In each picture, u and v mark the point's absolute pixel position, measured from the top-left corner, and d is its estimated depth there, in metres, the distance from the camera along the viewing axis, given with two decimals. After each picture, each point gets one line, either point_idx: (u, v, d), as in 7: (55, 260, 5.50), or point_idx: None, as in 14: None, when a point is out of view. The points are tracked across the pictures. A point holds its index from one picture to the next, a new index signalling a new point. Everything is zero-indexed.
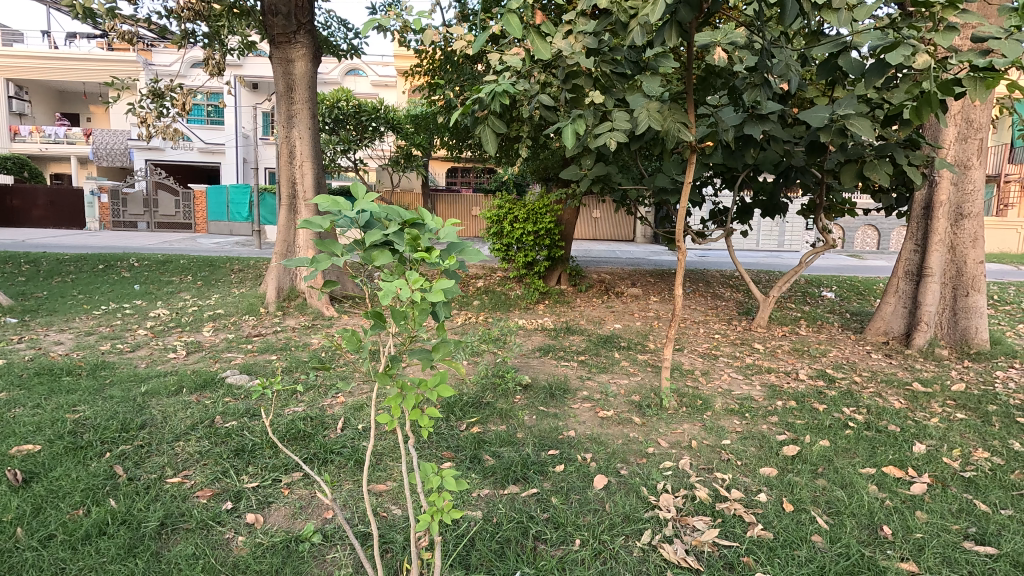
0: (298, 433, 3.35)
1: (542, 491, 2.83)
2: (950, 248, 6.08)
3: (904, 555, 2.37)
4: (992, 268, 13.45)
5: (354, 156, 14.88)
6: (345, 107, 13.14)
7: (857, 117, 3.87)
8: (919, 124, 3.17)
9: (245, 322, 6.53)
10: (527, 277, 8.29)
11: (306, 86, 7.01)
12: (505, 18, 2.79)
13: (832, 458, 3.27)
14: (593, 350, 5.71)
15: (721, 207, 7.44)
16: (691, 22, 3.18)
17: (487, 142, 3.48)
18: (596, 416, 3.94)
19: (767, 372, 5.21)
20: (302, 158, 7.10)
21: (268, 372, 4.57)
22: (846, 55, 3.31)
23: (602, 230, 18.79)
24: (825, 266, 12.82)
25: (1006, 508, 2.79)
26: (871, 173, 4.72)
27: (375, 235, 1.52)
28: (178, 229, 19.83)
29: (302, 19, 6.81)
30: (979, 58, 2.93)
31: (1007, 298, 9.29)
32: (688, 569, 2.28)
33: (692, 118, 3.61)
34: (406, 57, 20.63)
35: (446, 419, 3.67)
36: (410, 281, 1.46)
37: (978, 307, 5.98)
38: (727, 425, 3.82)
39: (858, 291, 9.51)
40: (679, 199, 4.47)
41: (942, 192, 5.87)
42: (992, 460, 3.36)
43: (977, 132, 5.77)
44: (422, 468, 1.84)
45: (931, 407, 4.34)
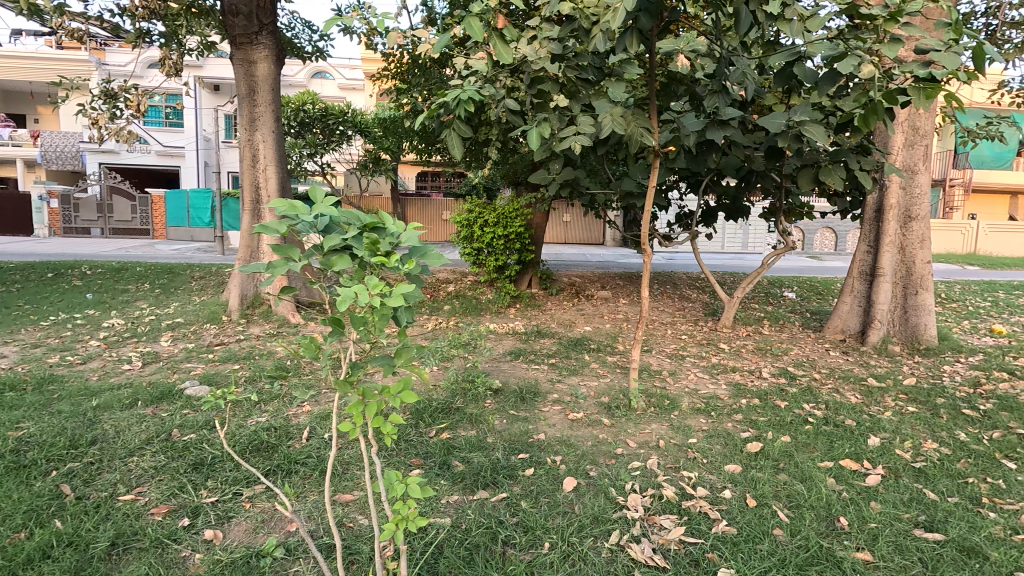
0: (261, 444, 3.25)
1: (511, 496, 2.82)
2: (900, 248, 6.37)
3: (859, 545, 2.46)
4: (938, 267, 14.23)
5: (321, 160, 14.60)
6: (311, 110, 12.83)
7: (811, 123, 4.03)
8: (868, 131, 3.33)
9: (207, 331, 6.30)
10: (498, 281, 8.31)
11: (269, 89, 6.87)
12: (467, 22, 2.79)
13: (794, 453, 3.37)
14: (564, 353, 5.76)
15: (687, 211, 7.61)
16: (652, 30, 3.25)
17: (453, 146, 3.47)
18: (566, 418, 3.96)
19: (731, 371, 5.34)
20: (266, 161, 6.95)
21: (229, 382, 4.41)
22: (801, 64, 3.44)
23: (572, 233, 18.97)
24: (785, 267, 13.30)
25: (953, 495, 2.92)
26: (826, 177, 4.92)
27: (332, 239, 1.50)
28: (135, 235, 19.06)
29: (264, 19, 6.65)
30: (922, 69, 3.11)
31: (952, 295, 9.83)
32: (656, 568, 2.31)
33: (654, 124, 3.68)
34: (373, 60, 20.45)
35: (415, 426, 3.64)
36: (368, 286, 1.43)
37: (927, 305, 6.28)
38: (694, 424, 3.90)
39: (816, 291, 9.87)
40: (643, 203, 4.56)
41: (892, 195, 6.15)
42: (941, 450, 3.52)
43: (923, 139, 6.08)
44: (386, 475, 1.81)
45: (884, 401, 4.54)
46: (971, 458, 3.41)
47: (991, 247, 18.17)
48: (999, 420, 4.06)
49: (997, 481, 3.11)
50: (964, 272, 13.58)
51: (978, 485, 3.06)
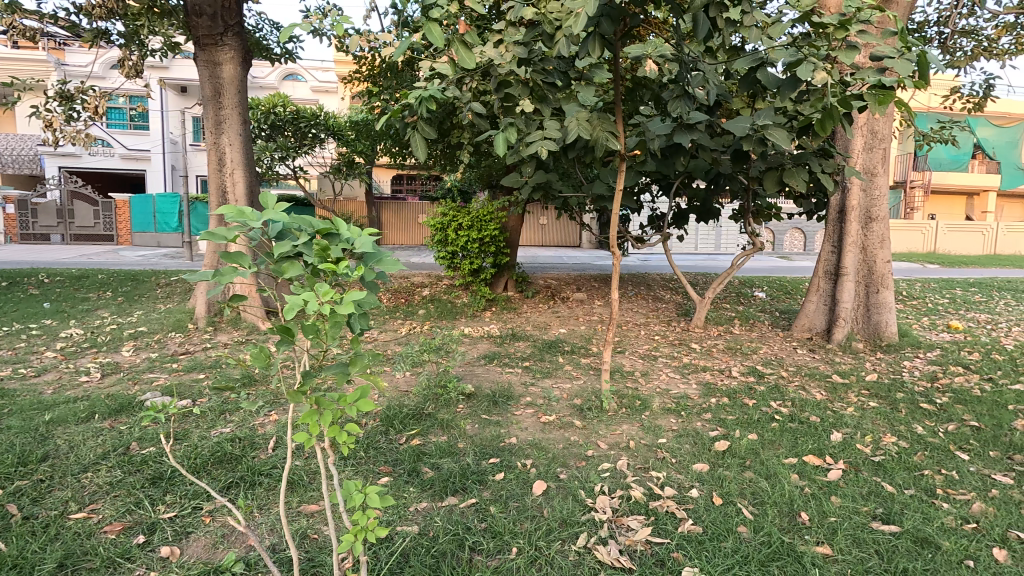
0: (224, 456, 3.17)
1: (480, 501, 2.81)
2: (862, 248, 6.58)
3: (819, 539, 2.51)
4: (900, 266, 14.75)
5: (293, 164, 14.34)
6: (282, 113, 12.56)
7: (774, 127, 4.11)
8: (824, 135, 3.44)
9: (171, 340, 6.12)
10: (473, 284, 8.29)
11: (235, 91, 6.73)
12: (428, 27, 2.78)
13: (759, 451, 3.43)
14: (538, 356, 5.76)
15: (658, 213, 7.71)
16: (616, 35, 3.30)
17: (418, 148, 3.44)
18: (538, 421, 3.97)
19: (702, 370, 5.43)
20: (233, 165, 6.79)
21: (194, 393, 4.28)
22: (763, 70, 3.51)
23: (548, 236, 19.06)
24: (755, 268, 13.60)
25: (910, 488, 3.02)
26: (790, 179, 5.04)
27: (283, 246, 1.47)
28: (97, 241, 18.40)
29: (229, 20, 6.51)
30: (876, 76, 3.22)
31: (913, 293, 10.19)
32: (621, 569, 2.31)
33: (620, 129, 3.71)
34: (346, 63, 20.26)
35: (385, 433, 3.59)
36: (319, 293, 1.41)
37: (888, 303, 6.50)
38: (664, 424, 3.94)
39: (785, 290, 10.11)
40: (611, 207, 4.61)
41: (853, 197, 6.34)
42: (899, 444, 3.64)
43: (881, 142, 6.30)
44: (345, 485, 1.79)
45: (847, 397, 4.66)
46: (927, 451, 3.53)
47: (950, 247, 18.91)
48: (954, 412, 4.22)
49: (951, 473, 3.22)
50: (925, 270, 14.07)
51: (932, 476, 3.16)
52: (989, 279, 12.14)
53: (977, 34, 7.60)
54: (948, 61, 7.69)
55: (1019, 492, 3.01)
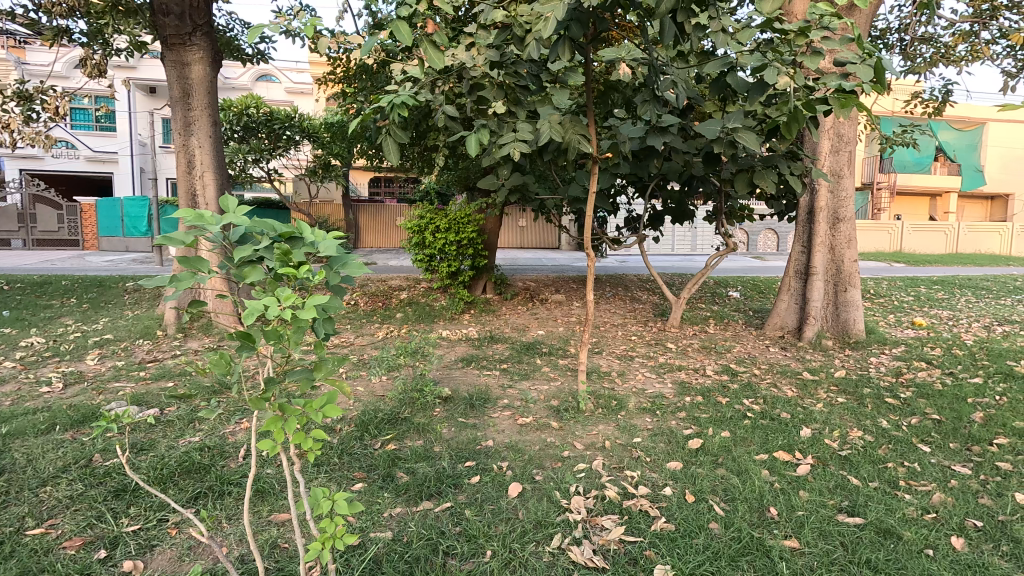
0: (193, 465, 3.09)
1: (455, 505, 2.80)
2: (830, 248, 6.75)
3: (787, 533, 2.57)
4: (867, 265, 15.23)
5: (267, 166, 14.08)
6: (255, 114, 12.34)
7: (744, 130, 4.19)
8: (790, 138, 3.53)
9: (139, 348, 5.94)
10: (451, 287, 8.24)
11: (205, 92, 6.59)
12: (395, 26, 2.78)
13: (731, 448, 3.49)
14: (516, 358, 5.77)
15: (634, 215, 7.79)
16: (586, 38, 3.33)
17: (390, 151, 3.43)
18: (515, 423, 3.97)
19: (677, 370, 5.51)
20: (203, 168, 6.65)
21: (161, 401, 4.16)
22: (733, 75, 3.57)
23: (528, 238, 19.13)
24: (730, 268, 13.85)
25: (874, 480, 3.11)
26: (759, 181, 5.15)
27: (244, 251, 1.45)
28: (62, 246, 17.78)
29: (198, 20, 6.36)
30: (839, 80, 3.32)
31: (879, 291, 10.50)
32: (594, 569, 2.32)
33: (592, 132, 3.74)
34: (321, 64, 20.04)
35: (359, 438, 3.55)
36: (280, 298, 1.39)
37: (855, 301, 6.69)
38: (640, 423, 3.99)
39: (758, 290, 10.33)
40: (585, 209, 4.65)
41: (821, 198, 6.51)
42: (864, 438, 3.75)
43: (847, 145, 6.50)
44: (312, 493, 1.76)
45: (817, 393, 4.78)
46: (891, 444, 3.65)
47: (915, 246, 19.55)
48: (917, 406, 4.36)
49: (913, 465, 3.33)
50: (891, 269, 14.50)
51: (896, 469, 3.27)
52: (951, 277, 12.59)
53: (936, 41, 7.89)
54: (910, 67, 7.97)
55: (976, 481, 3.13)
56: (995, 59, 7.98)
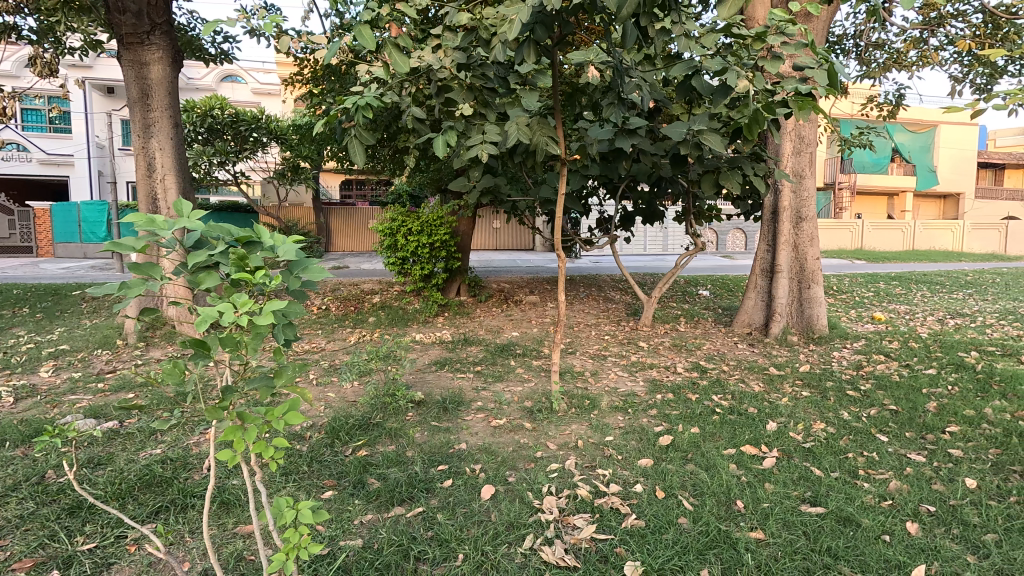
0: (154, 479, 2.98)
1: (428, 509, 2.78)
2: (794, 246, 6.95)
3: (753, 524, 2.63)
4: (829, 262, 15.78)
5: (234, 169, 13.71)
6: (220, 116, 12.00)
7: (709, 132, 4.27)
8: (752, 140, 3.60)
9: (97, 358, 5.70)
10: (425, 290, 8.16)
11: (165, 93, 6.37)
12: (357, 30, 2.75)
13: (701, 443, 3.57)
14: (490, 360, 5.76)
15: (606, 216, 7.87)
16: (551, 42, 3.36)
17: (356, 153, 3.40)
18: (489, 425, 3.96)
19: (649, 368, 5.59)
20: (164, 171, 6.43)
21: (121, 414, 4.00)
22: (697, 78, 3.63)
23: (502, 239, 19.16)
24: (701, 267, 14.15)
25: (835, 470, 3.22)
26: (725, 182, 5.27)
27: (198, 257, 1.42)
28: (13, 254, 16.96)
29: (156, 19, 6.16)
30: (799, 84, 3.42)
31: (841, 287, 10.88)
32: (566, 568, 2.34)
33: (560, 134, 3.77)
34: (287, 64, 19.65)
35: (330, 446, 3.49)
36: (235, 304, 1.35)
37: (818, 297, 6.91)
38: (612, 422, 4.03)
39: (727, 288, 10.58)
40: (556, 210, 4.67)
41: (784, 198, 6.71)
42: (827, 430, 3.87)
43: (808, 147, 6.71)
44: (276, 503, 1.73)
45: (783, 388, 4.93)
46: (851, 435, 3.78)
47: (874, 244, 20.33)
48: (876, 398, 4.53)
49: (872, 454, 3.45)
50: (852, 266, 15.03)
51: (856, 459, 3.39)
52: (909, 273, 13.13)
53: (888, 47, 8.23)
54: (865, 72, 8.30)
55: (929, 468, 3.26)
56: (943, 65, 8.38)
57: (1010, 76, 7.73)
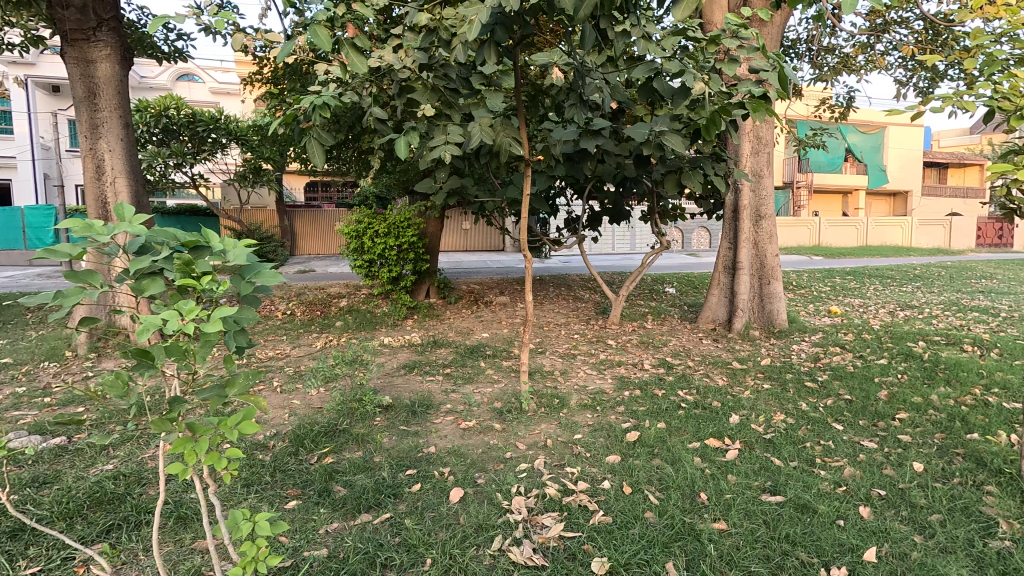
0: (105, 496, 2.85)
1: (395, 515, 2.74)
2: (754, 244, 7.16)
3: (716, 516, 2.70)
4: (789, 259, 16.37)
5: (191, 171, 13.23)
6: (175, 116, 11.55)
7: (670, 133, 4.34)
8: (711, 140, 3.70)
9: (43, 371, 5.40)
10: (393, 292, 8.05)
11: (115, 91, 6.10)
12: (312, 29, 2.70)
13: (666, 438, 3.64)
14: (460, 362, 5.73)
15: (574, 215, 7.94)
16: (513, 43, 3.37)
17: (315, 155, 3.35)
18: (458, 427, 3.93)
19: (617, 365, 5.67)
20: (114, 173, 6.14)
21: (69, 429, 3.80)
22: (658, 80, 3.68)
23: (472, 240, 19.11)
24: (668, 265, 14.45)
25: (794, 460, 3.33)
26: (687, 182, 5.39)
27: (141, 263, 1.37)
28: None
29: (103, 14, 5.90)
30: (755, 87, 3.51)
31: (800, 283, 11.29)
32: (535, 567, 2.34)
33: (523, 135, 3.78)
34: (247, 62, 19.11)
35: (294, 454, 3.41)
36: (181, 312, 1.30)
37: (777, 293, 7.13)
38: (580, 419, 4.07)
39: (692, 285, 10.82)
40: (521, 211, 4.68)
41: (744, 197, 6.91)
42: (786, 421, 4.01)
43: (765, 147, 6.92)
44: (231, 516, 1.68)
45: (745, 381, 5.09)
46: (809, 424, 3.92)
47: (831, 240, 21.18)
48: (832, 388, 4.72)
49: (828, 443, 3.59)
50: (810, 262, 15.63)
51: (813, 447, 3.51)
52: (862, 268, 13.76)
53: (839, 51, 8.58)
54: (818, 75, 8.64)
55: (880, 454, 3.42)
56: (889, 69, 8.80)
57: (950, 80, 8.18)
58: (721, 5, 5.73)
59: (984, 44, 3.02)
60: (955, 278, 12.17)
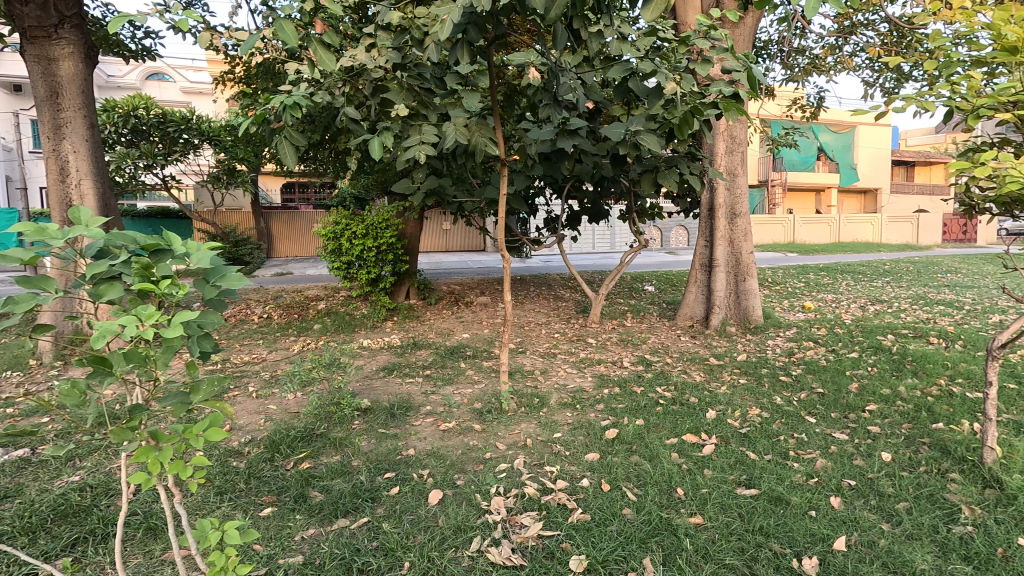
0: (71, 508, 2.76)
1: (373, 519, 2.71)
2: (730, 241, 7.27)
3: (693, 510, 2.73)
4: (764, 256, 16.69)
5: (162, 172, 12.89)
6: (144, 116, 11.24)
7: (646, 133, 4.38)
8: (685, 140, 3.74)
9: (5, 381, 5.20)
10: (372, 294, 7.96)
11: (79, 91, 5.90)
12: (278, 25, 2.64)
13: (645, 435, 3.67)
14: (440, 363, 5.69)
15: (553, 215, 7.96)
16: (486, 42, 3.36)
17: (286, 154, 3.29)
18: (438, 429, 3.91)
19: (597, 363, 5.70)
20: (79, 175, 5.95)
21: (33, 441, 3.66)
22: (633, 80, 3.70)
23: (453, 240, 19.03)
24: (647, 263, 14.61)
25: (768, 453, 3.39)
26: (663, 181, 5.44)
27: (98, 267, 1.33)
28: None
29: (65, 11, 5.71)
30: (728, 87, 3.55)
31: (776, 279, 11.51)
32: (513, 567, 2.34)
33: (499, 135, 3.77)
34: (219, 61, 18.69)
35: (269, 460, 3.35)
36: (141, 317, 1.27)
37: (753, 289, 7.26)
38: (560, 418, 4.08)
39: (671, 283, 10.94)
40: (499, 211, 4.68)
41: (719, 195, 7.01)
42: (761, 415, 4.08)
43: (740, 147, 7.04)
44: (199, 525, 1.64)
45: (722, 376, 5.17)
46: (783, 418, 4.00)
47: (805, 237, 21.67)
48: (805, 382, 4.83)
49: (801, 436, 3.66)
50: (785, 258, 15.98)
51: (786, 441, 3.58)
52: (834, 264, 14.09)
53: (809, 53, 8.77)
54: (790, 75, 8.81)
55: (851, 445, 3.50)
56: (857, 70, 9.03)
57: (915, 81, 8.42)
58: (693, 6, 5.81)
59: (944, 46, 3.11)
60: (923, 273, 12.54)
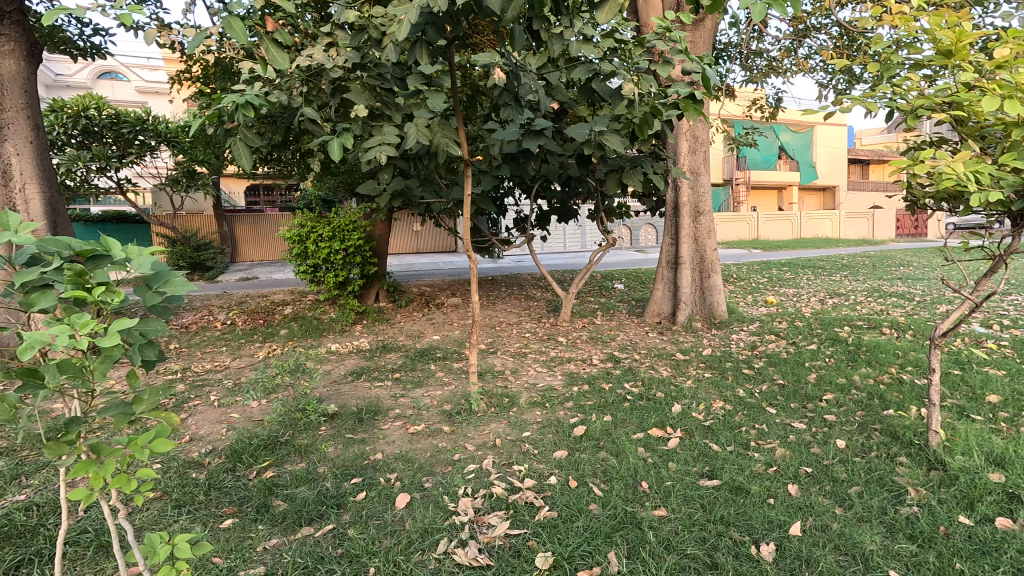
0: (15, 530, 2.62)
1: (338, 526, 2.67)
2: (695, 239, 7.44)
3: (657, 503, 2.79)
4: (730, 253, 17.14)
5: (116, 175, 12.37)
6: (96, 116, 10.77)
7: (610, 133, 4.43)
8: (646, 140, 3.80)
9: None
10: (340, 298, 7.79)
11: (20, 90, 5.61)
12: (227, 22, 2.57)
13: (612, 431, 3.72)
14: (409, 366, 5.64)
15: (522, 215, 7.99)
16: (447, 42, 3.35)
17: (240, 155, 3.20)
18: (406, 432, 3.87)
19: (567, 361, 5.76)
20: (23, 179, 5.66)
21: None
22: (596, 81, 3.75)
23: (423, 242, 18.90)
24: (616, 262, 14.83)
25: (731, 444, 3.48)
26: (627, 181, 5.52)
27: (28, 274, 1.27)
28: None
29: (4, 6, 5.40)
30: (687, 87, 3.63)
31: (740, 275, 11.83)
32: (480, 567, 2.34)
33: (462, 135, 3.76)
34: (176, 60, 18.07)
35: (231, 470, 3.26)
36: (75, 325, 1.22)
37: (717, 285, 7.44)
38: (530, 417, 4.11)
39: (640, 281, 11.11)
40: (464, 212, 4.66)
41: (683, 194, 7.16)
42: (725, 407, 4.18)
43: (702, 146, 7.20)
44: (148, 540, 1.59)
45: (688, 371, 5.29)
46: (745, 409, 4.13)
47: (768, 234, 22.36)
48: (766, 374, 4.99)
49: (762, 427, 3.78)
50: (748, 255, 16.48)
51: (748, 432, 3.69)
52: (795, 259, 14.60)
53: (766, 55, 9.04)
54: (749, 77, 9.07)
55: (809, 434, 3.63)
56: (812, 72, 9.36)
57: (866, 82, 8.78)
58: (654, 8, 5.92)
59: (886, 49, 3.25)
60: (878, 266, 13.10)
